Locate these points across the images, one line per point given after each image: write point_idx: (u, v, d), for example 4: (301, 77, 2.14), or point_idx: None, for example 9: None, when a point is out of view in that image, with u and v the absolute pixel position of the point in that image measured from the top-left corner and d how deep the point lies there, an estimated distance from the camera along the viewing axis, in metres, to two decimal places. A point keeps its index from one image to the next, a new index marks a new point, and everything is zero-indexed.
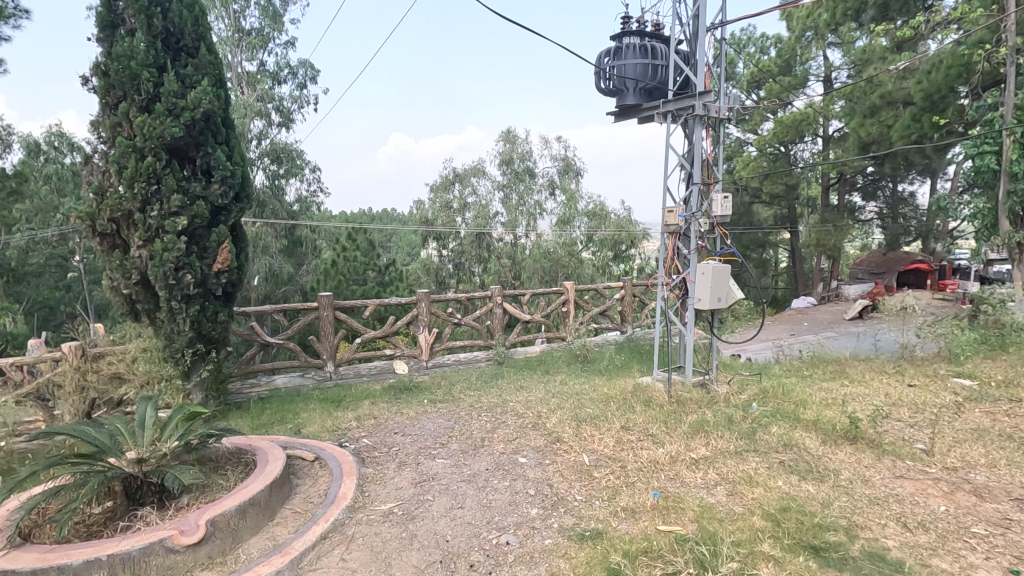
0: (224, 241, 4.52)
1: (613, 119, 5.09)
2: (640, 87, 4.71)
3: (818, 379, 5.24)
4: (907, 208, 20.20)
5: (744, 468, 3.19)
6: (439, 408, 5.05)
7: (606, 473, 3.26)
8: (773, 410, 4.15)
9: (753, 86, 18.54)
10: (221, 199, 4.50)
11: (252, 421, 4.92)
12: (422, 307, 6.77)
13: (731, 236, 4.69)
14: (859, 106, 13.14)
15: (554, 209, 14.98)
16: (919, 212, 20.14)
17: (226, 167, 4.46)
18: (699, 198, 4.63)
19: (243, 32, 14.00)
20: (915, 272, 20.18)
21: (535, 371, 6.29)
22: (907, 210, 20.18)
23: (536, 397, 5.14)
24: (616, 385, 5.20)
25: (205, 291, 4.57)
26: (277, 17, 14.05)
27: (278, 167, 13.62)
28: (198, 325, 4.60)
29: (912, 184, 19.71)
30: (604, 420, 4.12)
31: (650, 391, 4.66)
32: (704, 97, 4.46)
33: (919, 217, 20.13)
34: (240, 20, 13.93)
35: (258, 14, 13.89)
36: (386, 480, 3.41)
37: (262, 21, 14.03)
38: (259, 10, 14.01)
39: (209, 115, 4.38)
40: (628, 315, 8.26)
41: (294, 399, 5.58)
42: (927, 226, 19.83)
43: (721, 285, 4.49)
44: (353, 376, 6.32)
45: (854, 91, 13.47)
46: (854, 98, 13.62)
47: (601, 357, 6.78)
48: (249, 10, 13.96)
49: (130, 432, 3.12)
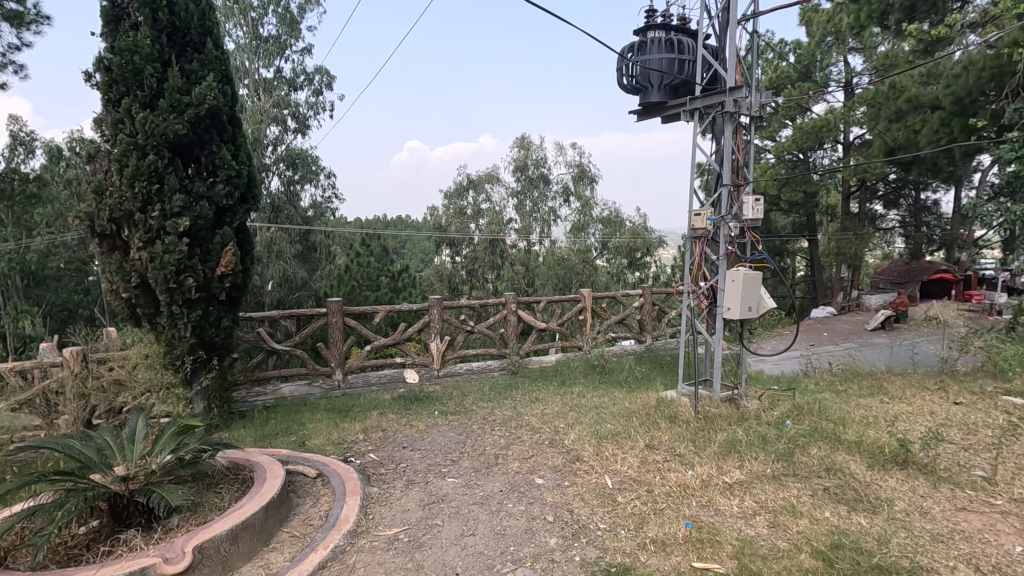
0: (228, 243, 4.34)
1: (635, 117, 4.85)
2: (665, 83, 4.46)
3: (854, 394, 4.90)
4: (931, 217, 19.66)
5: (785, 496, 2.88)
6: (450, 421, 4.81)
7: (631, 498, 2.98)
8: (809, 429, 3.84)
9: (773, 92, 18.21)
10: (227, 200, 4.32)
11: (256, 432, 4.73)
12: (434, 314, 6.55)
13: (763, 242, 4.36)
14: (883, 112, 12.75)
15: (568, 216, 14.69)
16: (944, 221, 19.60)
17: (232, 166, 4.28)
18: (728, 200, 4.32)
19: (261, 39, 14.05)
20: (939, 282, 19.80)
21: (552, 383, 6.01)
22: (931, 219, 19.63)
23: (552, 410, 4.87)
24: (637, 398, 4.90)
25: (208, 295, 4.39)
26: (294, 24, 14.08)
27: (293, 173, 13.81)
28: (200, 331, 4.40)
29: (936, 192, 19.19)
30: (627, 438, 3.84)
31: (675, 406, 4.36)
32: (735, 94, 4.17)
33: (943, 226, 19.59)
34: (258, 28, 13.98)
35: (275, 21, 13.92)
36: (392, 501, 3.17)
37: (279, 28, 14.05)
38: (277, 17, 14.06)
39: (215, 112, 4.21)
40: (648, 324, 7.90)
41: (301, 408, 5.38)
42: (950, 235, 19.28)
43: (752, 293, 4.20)
44: (362, 386, 6.10)
45: (877, 96, 13.10)
46: (877, 103, 13.21)
47: (619, 368, 6.48)
48: (267, 17, 14.01)
49: (119, 446, 2.95)
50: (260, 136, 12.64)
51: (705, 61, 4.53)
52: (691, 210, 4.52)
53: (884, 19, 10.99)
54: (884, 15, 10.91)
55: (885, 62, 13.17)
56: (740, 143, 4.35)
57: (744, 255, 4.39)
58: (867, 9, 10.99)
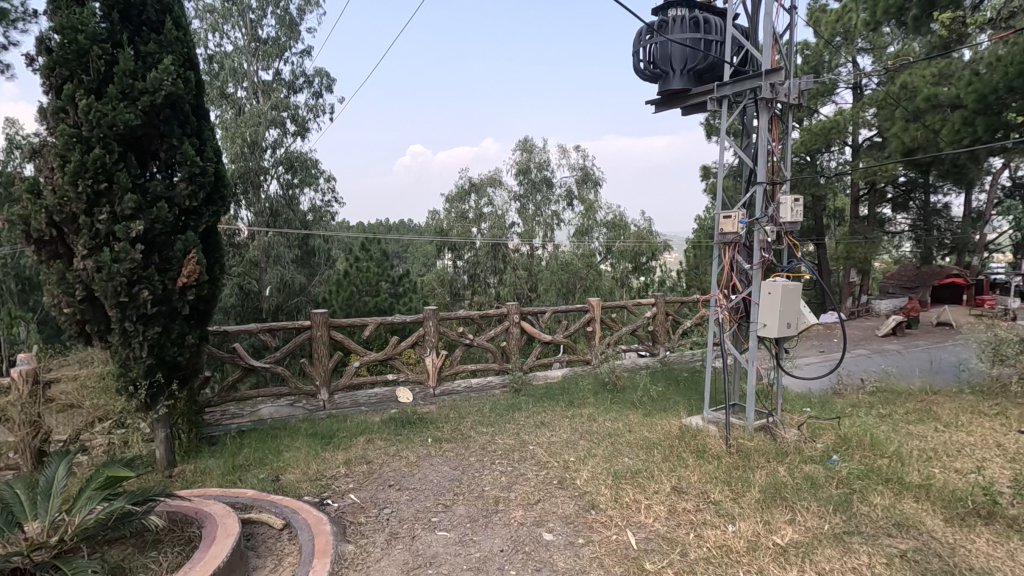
0: (191, 250, 3.81)
1: (654, 108, 4.30)
2: (688, 67, 3.94)
3: (901, 420, 4.34)
4: (941, 220, 19.12)
5: (855, 567, 2.32)
6: (445, 450, 4.27)
7: (662, 565, 2.41)
8: (864, 467, 3.28)
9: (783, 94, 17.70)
10: (189, 201, 3.80)
11: (226, 463, 4.21)
12: (429, 327, 6.00)
13: (804, 248, 3.76)
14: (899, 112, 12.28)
15: (572, 220, 14.11)
16: (955, 225, 19.07)
17: (196, 163, 3.77)
18: (763, 200, 3.73)
19: (260, 41, 13.61)
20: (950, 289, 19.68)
21: (559, 402, 5.47)
22: (942, 223, 19.10)
23: (561, 439, 4.34)
24: (658, 425, 4.33)
25: (169, 310, 3.85)
26: (294, 25, 13.62)
27: (293, 177, 13.37)
28: (160, 351, 3.86)
29: (947, 195, 18.69)
30: (650, 479, 3.29)
31: (703, 438, 3.79)
32: (772, 78, 3.59)
33: (954, 230, 19.09)
34: (257, 29, 13.54)
35: (275, 23, 13.47)
36: (370, 565, 2.61)
37: (278, 30, 13.59)
38: (276, 19, 13.60)
39: (174, 100, 3.68)
40: (661, 336, 7.33)
41: (279, 434, 4.85)
42: (963, 238, 18.58)
43: (791, 308, 3.65)
44: (350, 407, 5.56)
45: (890, 96, 12.73)
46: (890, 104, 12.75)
47: (633, 386, 5.93)
48: (266, 19, 13.57)
49: (31, 502, 2.43)
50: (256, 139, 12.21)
51: (736, 42, 3.98)
52: (720, 211, 3.94)
53: (901, 15, 9.78)
54: (901, 12, 9.73)
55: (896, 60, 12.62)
56: (776, 135, 3.75)
57: (780, 264, 3.80)
58: (882, 3, 9.86)
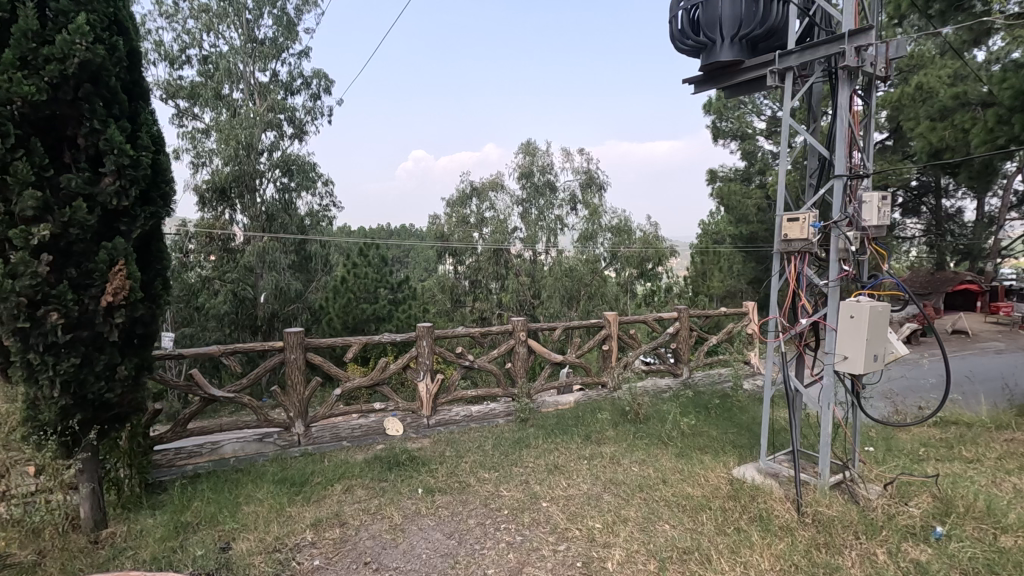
0: (120, 260, 3.04)
1: (693, 88, 3.57)
2: (741, 34, 3.18)
3: (999, 470, 3.53)
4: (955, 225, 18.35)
5: None
6: (438, 506, 3.48)
7: None
8: (990, 550, 2.49)
9: None
10: (117, 201, 3.04)
11: (168, 523, 3.40)
12: (423, 346, 5.20)
13: (891, 259, 2.94)
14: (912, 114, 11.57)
15: (576, 224, 13.19)
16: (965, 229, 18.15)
17: (125, 151, 3.01)
18: (843, 196, 2.91)
19: (256, 42, 12.93)
20: (962, 294, 19.04)
21: (573, 436, 4.69)
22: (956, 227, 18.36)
23: (581, 491, 3.55)
24: (700, 476, 3.53)
25: (94, 335, 3.08)
26: (291, 26, 13.00)
27: (289, 180, 12.61)
28: (80, 389, 3.07)
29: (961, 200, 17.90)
30: (706, 566, 2.49)
31: (765, 500, 2.99)
32: (858, 40, 2.78)
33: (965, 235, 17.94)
34: (254, 30, 12.87)
35: (272, 23, 12.86)
36: None
37: (275, 31, 12.96)
38: (273, 19, 12.96)
39: (96, 72, 2.92)
40: (685, 354, 6.52)
41: (242, 478, 4.06)
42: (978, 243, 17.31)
43: (878, 336, 2.85)
44: (330, 442, 4.78)
45: (902, 99, 11.96)
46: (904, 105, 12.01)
47: (659, 416, 5.11)
48: (263, 19, 12.92)
49: None
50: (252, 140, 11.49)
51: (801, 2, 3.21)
52: (781, 213, 3.15)
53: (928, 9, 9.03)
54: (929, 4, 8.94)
55: (913, 61, 12.00)
56: (857, 115, 2.94)
57: (861, 279, 2.98)
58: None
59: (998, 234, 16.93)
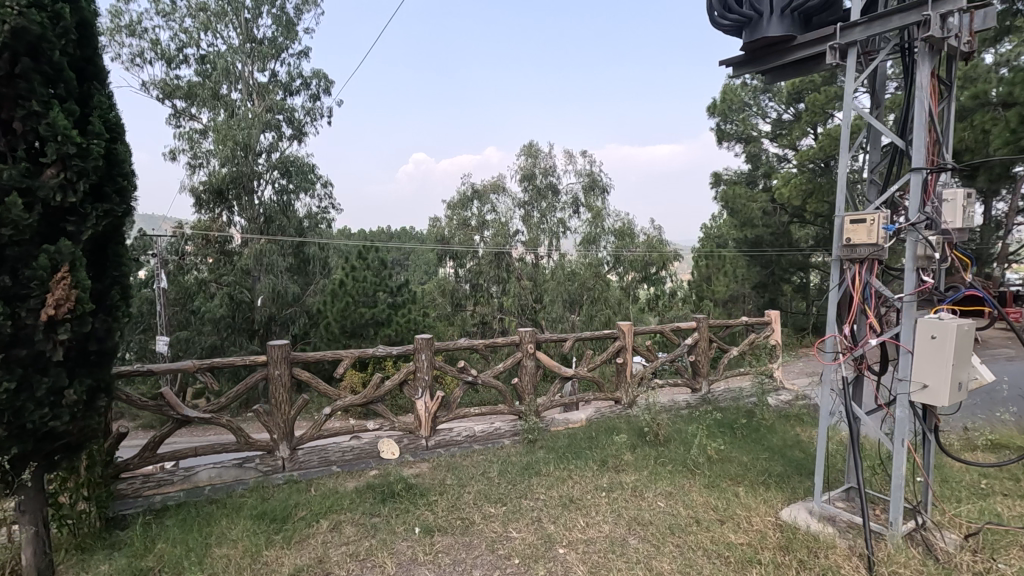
0: (65, 266, 2.59)
1: (731, 69, 3.15)
2: (792, 6, 2.76)
3: None
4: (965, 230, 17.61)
5: None
6: (437, 552, 3.00)
7: None
8: None
9: (794, 98, 15.29)
10: (61, 197, 2.58)
11: (124, 569, 2.91)
12: (422, 361, 4.72)
13: (975, 268, 2.49)
14: None
15: (579, 227, 12.64)
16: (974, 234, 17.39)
17: (70, 138, 2.56)
18: (921, 193, 2.44)
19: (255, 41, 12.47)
20: None
21: (587, 462, 4.20)
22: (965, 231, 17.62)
23: (603, 533, 3.08)
24: (742, 518, 3.05)
25: (35, 353, 2.61)
26: (291, 26, 12.59)
27: (288, 182, 12.11)
28: (15, 418, 2.58)
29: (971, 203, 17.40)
30: None
31: (830, 559, 2.52)
32: (942, 6, 2.32)
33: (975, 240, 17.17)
34: (252, 29, 12.43)
35: (271, 23, 12.50)
36: None
37: (274, 30, 12.56)
38: (272, 18, 12.56)
39: (34, 45, 2.46)
40: (704, 368, 6.03)
41: (216, 511, 3.59)
42: (985, 248, 16.58)
43: (963, 360, 2.39)
44: (319, 467, 4.31)
45: None
46: None
47: (680, 438, 4.64)
48: (262, 18, 12.53)
49: None
50: (252, 140, 11.06)
51: None
52: (841, 214, 2.69)
53: None
54: None
55: None
56: (937, 98, 2.48)
57: (938, 292, 2.52)
58: None
59: (1007, 238, 16.43)
